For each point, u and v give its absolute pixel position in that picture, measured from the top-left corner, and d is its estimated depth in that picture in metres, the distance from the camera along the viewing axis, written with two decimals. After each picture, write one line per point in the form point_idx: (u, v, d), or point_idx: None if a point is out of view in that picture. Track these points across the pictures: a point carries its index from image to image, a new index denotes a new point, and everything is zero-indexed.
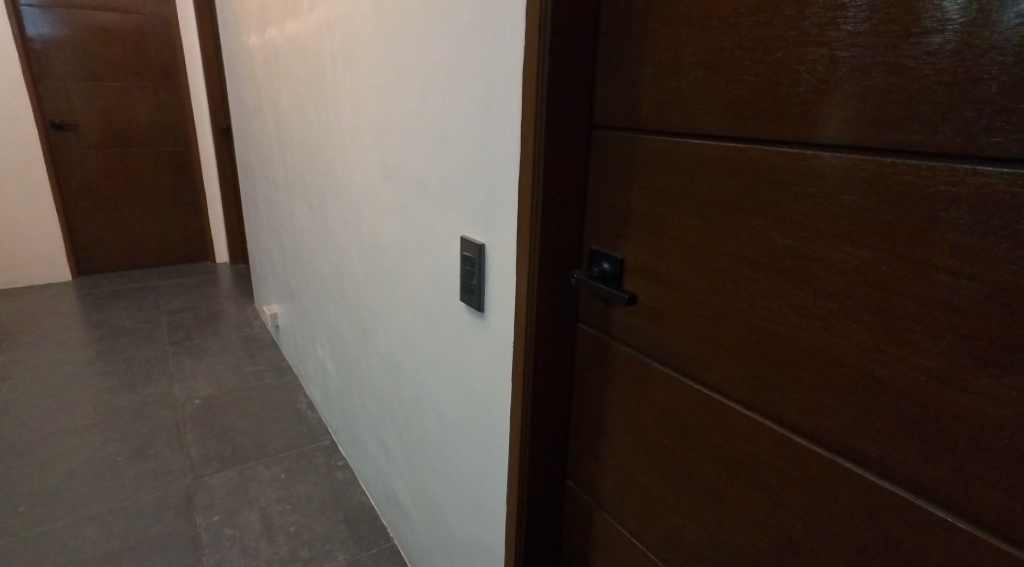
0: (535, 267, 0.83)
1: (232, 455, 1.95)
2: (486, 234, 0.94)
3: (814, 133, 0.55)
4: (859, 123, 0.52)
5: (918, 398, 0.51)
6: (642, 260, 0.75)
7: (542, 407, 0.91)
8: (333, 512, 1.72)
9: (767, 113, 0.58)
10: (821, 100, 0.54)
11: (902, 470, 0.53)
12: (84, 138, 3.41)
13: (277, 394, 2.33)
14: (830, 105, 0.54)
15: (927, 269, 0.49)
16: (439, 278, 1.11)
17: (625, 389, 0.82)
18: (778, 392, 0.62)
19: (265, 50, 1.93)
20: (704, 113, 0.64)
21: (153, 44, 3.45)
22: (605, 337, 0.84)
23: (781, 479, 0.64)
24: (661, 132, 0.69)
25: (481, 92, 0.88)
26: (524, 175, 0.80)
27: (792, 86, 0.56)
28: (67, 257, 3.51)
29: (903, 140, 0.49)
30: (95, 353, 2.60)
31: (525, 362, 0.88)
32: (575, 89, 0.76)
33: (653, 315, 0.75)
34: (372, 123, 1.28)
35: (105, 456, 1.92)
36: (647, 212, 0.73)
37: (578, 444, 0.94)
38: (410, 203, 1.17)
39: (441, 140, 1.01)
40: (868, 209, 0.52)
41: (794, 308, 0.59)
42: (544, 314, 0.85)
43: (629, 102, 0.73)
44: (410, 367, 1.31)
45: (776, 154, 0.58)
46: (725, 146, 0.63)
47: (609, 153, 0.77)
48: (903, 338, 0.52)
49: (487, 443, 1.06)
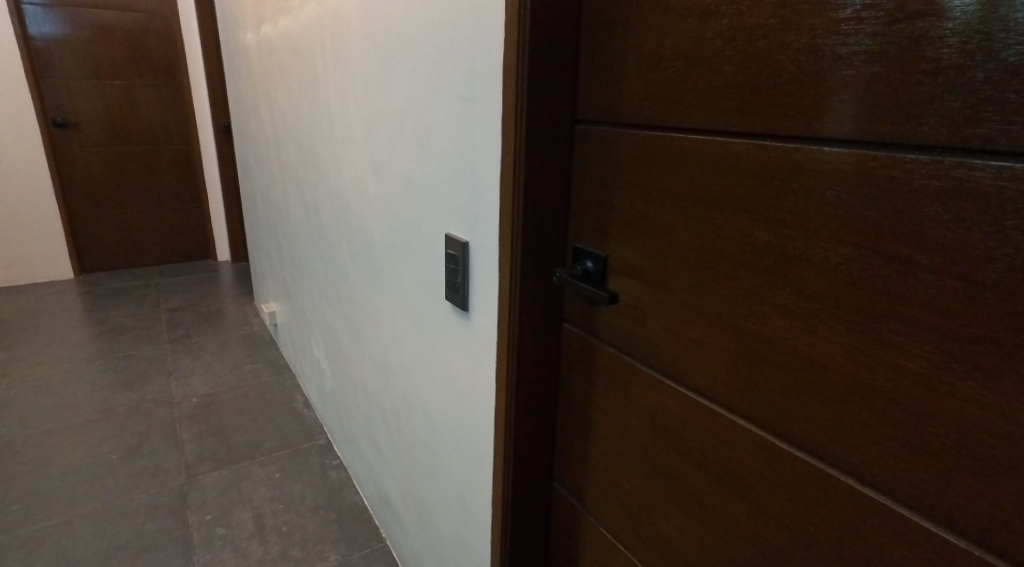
0: (519, 266, 0.81)
1: (227, 454, 1.93)
2: (469, 231, 0.92)
3: (797, 126, 0.53)
4: (844, 117, 0.49)
5: (903, 404, 0.49)
6: (626, 258, 0.73)
7: (529, 409, 0.89)
8: (325, 512, 1.71)
9: (749, 106, 0.56)
10: (807, 91, 0.52)
11: (887, 479, 0.51)
12: (86, 135, 3.42)
13: (275, 392, 2.33)
14: (817, 97, 0.51)
15: (910, 268, 0.47)
16: (427, 276, 1.09)
17: (609, 389, 0.80)
18: (759, 395, 0.60)
19: (261, 48, 1.92)
20: (687, 106, 0.62)
21: (155, 42, 3.45)
22: (590, 336, 0.82)
23: (766, 486, 0.61)
24: (642, 126, 0.67)
25: (464, 87, 0.87)
26: (506, 169, 0.78)
27: (770, 78, 0.54)
28: (70, 255, 3.52)
29: (888, 132, 0.47)
30: (95, 350, 2.60)
31: (509, 362, 0.87)
32: (557, 82, 0.74)
33: (639, 316, 0.73)
34: (361, 119, 1.28)
35: (100, 453, 1.91)
36: (630, 209, 0.71)
37: (565, 443, 0.92)
38: (398, 200, 1.16)
39: (426, 136, 1.00)
40: (851, 205, 0.50)
41: (778, 308, 0.57)
42: (527, 314, 0.84)
43: (612, 93, 0.70)
44: (400, 365, 1.30)
45: (758, 147, 0.56)
46: (708, 139, 0.60)
47: (592, 148, 0.75)
48: (886, 340, 0.49)
49: (474, 444, 1.04)
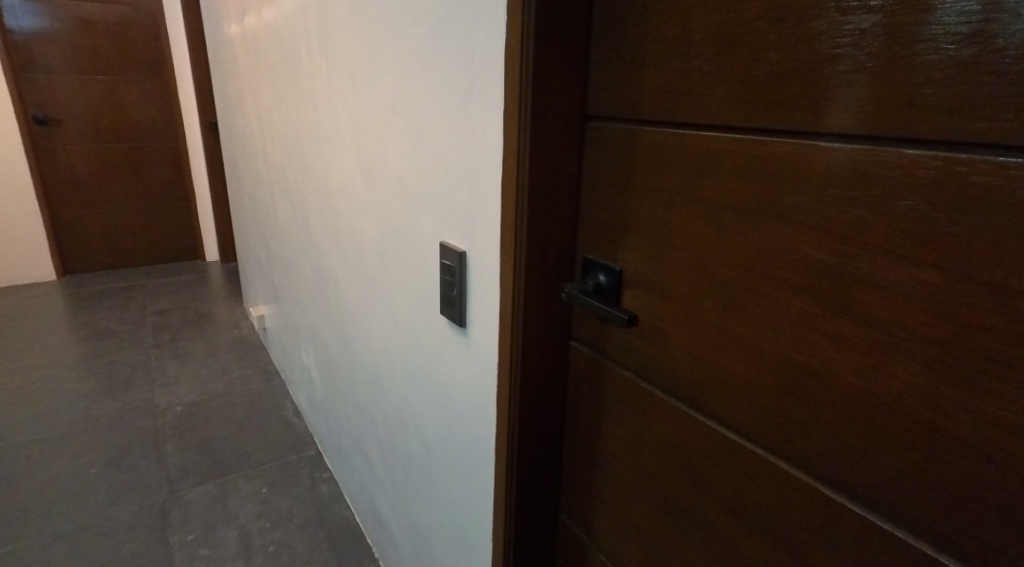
0: (522, 280, 0.72)
1: (212, 468, 1.84)
2: (466, 239, 0.84)
3: (856, 123, 0.45)
4: (917, 113, 0.41)
5: (993, 460, 0.41)
6: (644, 272, 0.65)
7: (532, 435, 0.81)
8: (315, 530, 1.62)
9: (797, 101, 0.48)
10: (871, 82, 0.43)
11: (966, 543, 0.44)
12: (68, 132, 3.31)
13: (263, 399, 2.24)
14: (883, 89, 0.43)
15: (1011, 297, 0.39)
16: (421, 286, 1.01)
17: (623, 416, 0.72)
18: (806, 436, 0.52)
19: (245, 41, 1.82)
20: (720, 99, 0.53)
21: (139, 36, 3.34)
22: (601, 356, 0.74)
23: (810, 538, 0.54)
24: (665, 123, 0.59)
25: (460, 79, 0.78)
26: (507, 171, 0.70)
27: (824, 64, 0.46)
28: (53, 255, 3.42)
29: (972, 132, 0.39)
30: (76, 356, 2.50)
31: (511, 385, 0.78)
32: (566, 74, 0.65)
33: (660, 340, 0.65)
34: (348, 116, 1.19)
35: (78, 467, 1.82)
36: (649, 217, 0.62)
37: (572, 471, 0.83)
38: (388, 203, 1.08)
39: (419, 134, 0.92)
40: (931, 219, 0.41)
41: (831, 337, 0.49)
42: (532, 332, 0.75)
43: (629, 86, 0.62)
44: (392, 380, 1.22)
45: (810, 149, 0.47)
46: (745, 138, 0.52)
47: (605, 148, 0.66)
48: (974, 382, 0.41)
49: (472, 469, 0.96)
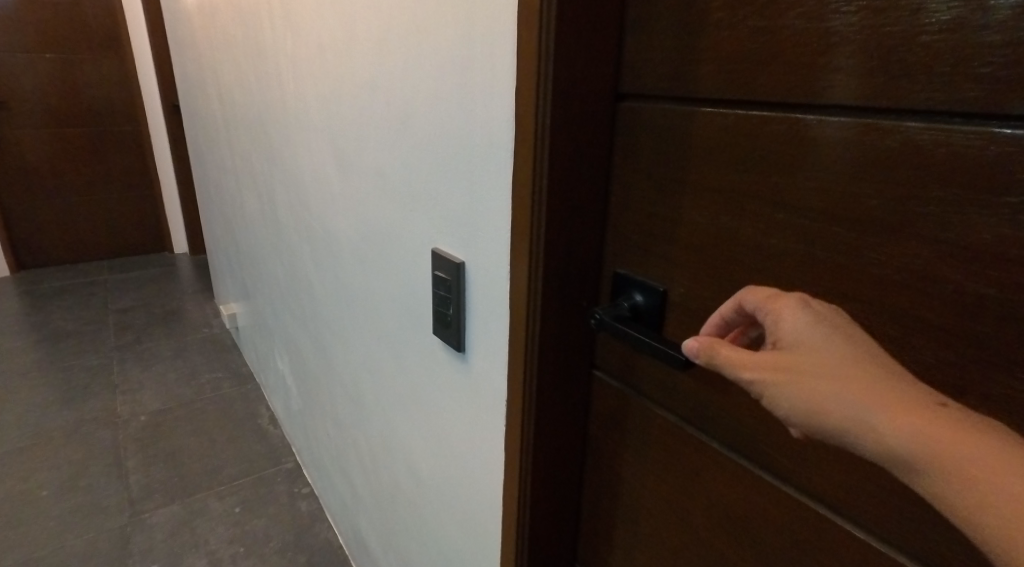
0: (538, 300, 0.58)
1: (179, 485, 1.69)
2: (465, 248, 0.69)
3: (885, 90, 0.37)
4: (984, 78, 0.33)
5: None
6: (699, 294, 0.51)
7: (548, 482, 0.67)
8: (294, 556, 1.48)
9: (872, 66, 0.37)
10: None
11: None
12: (16, 116, 3.06)
13: (236, 406, 2.07)
14: (916, 50, 0.35)
15: None
16: (408, 298, 0.86)
17: (662, 467, 0.58)
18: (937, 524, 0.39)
19: (202, 13, 1.64)
20: (827, 68, 0.39)
21: (92, 11, 3.10)
22: (633, 392, 0.60)
23: None
24: (738, 103, 0.44)
25: (456, 49, 0.62)
26: (520, 165, 0.55)
27: (855, 17, 0.37)
28: (6, 251, 3.18)
29: None
30: (30, 362, 2.31)
31: (523, 425, 0.64)
32: (596, 39, 0.50)
33: (723, 384, 0.51)
34: (319, 96, 1.02)
35: (28, 490, 1.65)
36: (709, 225, 0.48)
37: (594, 520, 0.70)
38: (368, 198, 0.92)
39: (402, 118, 0.76)
40: None
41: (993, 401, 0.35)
42: (550, 362, 0.61)
43: (682, 53, 0.47)
44: (377, 401, 1.08)
45: (974, 142, 0.34)
46: (862, 124, 0.38)
47: (644, 136, 0.52)
48: None
49: (473, 513, 0.82)
